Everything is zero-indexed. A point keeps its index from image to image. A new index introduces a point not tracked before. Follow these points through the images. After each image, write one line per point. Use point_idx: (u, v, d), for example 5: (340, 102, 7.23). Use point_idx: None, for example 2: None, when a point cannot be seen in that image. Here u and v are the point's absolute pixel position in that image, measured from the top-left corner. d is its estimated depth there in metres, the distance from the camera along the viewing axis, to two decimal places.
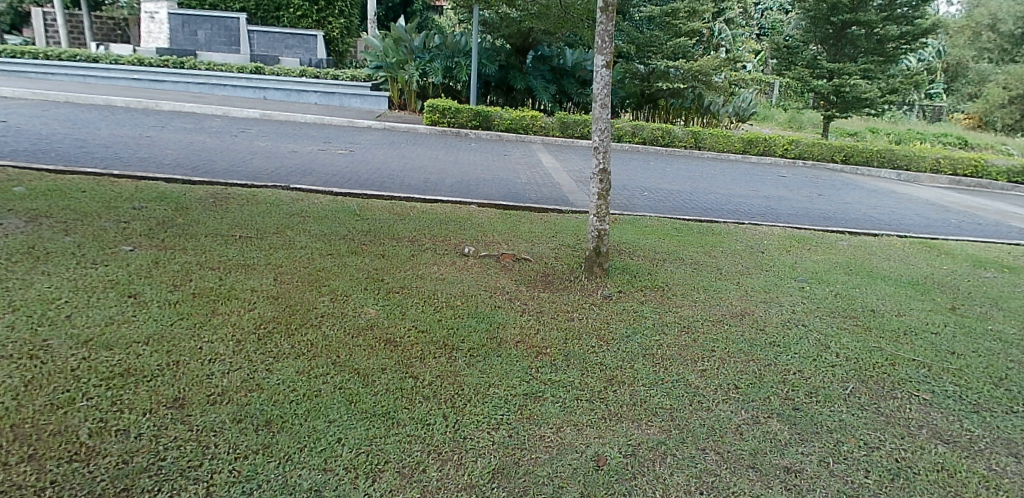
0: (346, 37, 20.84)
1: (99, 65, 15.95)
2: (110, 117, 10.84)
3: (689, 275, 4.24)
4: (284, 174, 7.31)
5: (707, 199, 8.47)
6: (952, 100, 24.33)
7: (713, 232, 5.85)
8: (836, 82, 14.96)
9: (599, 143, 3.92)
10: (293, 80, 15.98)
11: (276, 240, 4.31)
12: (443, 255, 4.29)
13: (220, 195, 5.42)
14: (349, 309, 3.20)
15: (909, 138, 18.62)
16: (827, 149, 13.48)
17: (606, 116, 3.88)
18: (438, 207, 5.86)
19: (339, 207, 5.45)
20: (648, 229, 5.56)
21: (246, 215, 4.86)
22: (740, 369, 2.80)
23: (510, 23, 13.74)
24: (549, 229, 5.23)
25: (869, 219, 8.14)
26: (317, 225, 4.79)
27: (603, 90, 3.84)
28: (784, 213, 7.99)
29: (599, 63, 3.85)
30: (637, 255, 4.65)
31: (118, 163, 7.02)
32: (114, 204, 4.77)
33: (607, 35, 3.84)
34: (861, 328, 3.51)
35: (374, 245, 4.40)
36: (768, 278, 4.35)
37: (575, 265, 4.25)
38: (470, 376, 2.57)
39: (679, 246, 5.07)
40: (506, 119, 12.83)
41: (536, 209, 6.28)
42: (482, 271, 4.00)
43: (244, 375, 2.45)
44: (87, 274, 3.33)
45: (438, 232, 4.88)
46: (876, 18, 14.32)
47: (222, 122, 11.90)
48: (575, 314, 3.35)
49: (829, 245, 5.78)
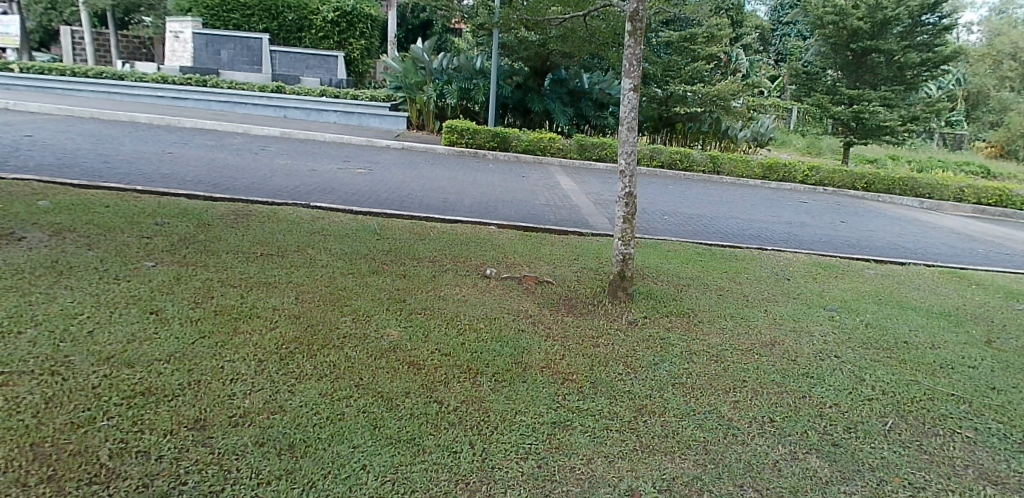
0: (366, 58, 21.13)
1: (124, 82, 16.31)
2: (134, 133, 11.01)
3: (714, 302, 4.15)
4: (304, 192, 7.36)
5: (728, 224, 8.39)
6: (972, 128, 24.25)
7: (737, 257, 5.79)
8: (856, 108, 14.92)
9: (625, 167, 3.88)
10: (314, 100, 16.22)
11: (297, 258, 4.33)
12: (463, 276, 4.25)
13: (241, 213, 5.44)
14: (371, 330, 3.16)
15: (931, 167, 18.51)
16: (847, 176, 13.41)
17: (633, 139, 3.85)
18: (458, 227, 5.85)
19: (361, 226, 5.44)
20: (670, 253, 5.49)
21: (268, 233, 4.88)
22: (774, 400, 2.69)
23: (529, 45, 13.87)
24: (571, 252, 5.19)
25: (895, 247, 8.03)
26: (338, 243, 4.81)
27: (630, 113, 3.82)
28: (806, 239, 7.92)
29: (627, 86, 3.83)
30: (661, 280, 4.58)
31: (140, 179, 7.10)
32: (136, 219, 4.81)
33: (636, 58, 3.79)
34: (896, 361, 3.39)
35: (394, 265, 4.40)
36: (796, 306, 4.27)
37: (597, 289, 4.20)
38: (496, 402, 2.50)
39: (702, 271, 5.00)
40: (523, 141, 12.94)
41: (556, 230, 6.26)
42: (505, 292, 3.96)
43: (267, 396, 2.40)
44: (110, 289, 3.33)
45: (459, 253, 4.85)
46: (898, 46, 14.39)
47: (243, 139, 12.06)
48: (600, 340, 3.28)
49: (856, 273, 5.67)
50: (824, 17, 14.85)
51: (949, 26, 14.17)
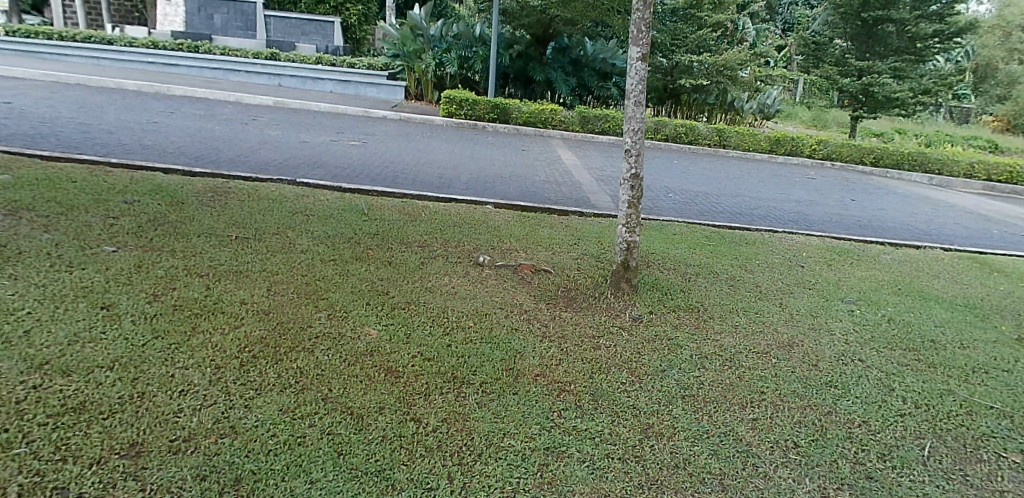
0: (363, 25, 20.51)
1: (113, 47, 15.79)
2: (120, 101, 10.60)
3: (726, 294, 3.83)
4: (292, 166, 7.00)
5: (736, 203, 8.03)
6: (980, 102, 23.80)
7: (747, 240, 5.43)
8: (865, 81, 14.51)
9: (631, 145, 3.51)
10: (309, 67, 15.68)
11: (275, 242, 4.00)
12: (453, 264, 3.92)
13: (220, 189, 5.10)
14: (347, 328, 2.85)
15: (939, 141, 18.08)
16: (857, 151, 12.99)
17: (640, 114, 3.47)
18: (452, 207, 5.50)
19: (347, 205, 5.09)
20: (677, 237, 5.16)
21: (247, 212, 4.55)
22: (797, 419, 2.38)
23: (530, 11, 13.33)
24: (571, 235, 4.85)
25: (909, 228, 7.68)
26: (322, 224, 4.48)
27: (638, 86, 3.43)
28: (817, 219, 7.57)
29: (634, 55, 3.43)
30: (668, 268, 4.25)
31: (119, 150, 6.75)
32: (104, 197, 4.47)
33: (645, 24, 3.39)
34: (926, 365, 3.07)
35: (380, 250, 4.07)
36: (812, 299, 3.94)
37: (599, 278, 3.88)
38: (481, 421, 2.20)
39: (711, 257, 4.68)
40: (524, 112, 12.50)
41: (555, 210, 5.92)
42: (498, 283, 3.63)
43: (218, 414, 2.09)
44: (59, 279, 3.00)
45: (450, 237, 4.52)
46: (910, 16, 13.82)
47: (233, 107, 11.64)
48: (601, 341, 2.96)
49: (872, 258, 5.33)
50: None
51: None
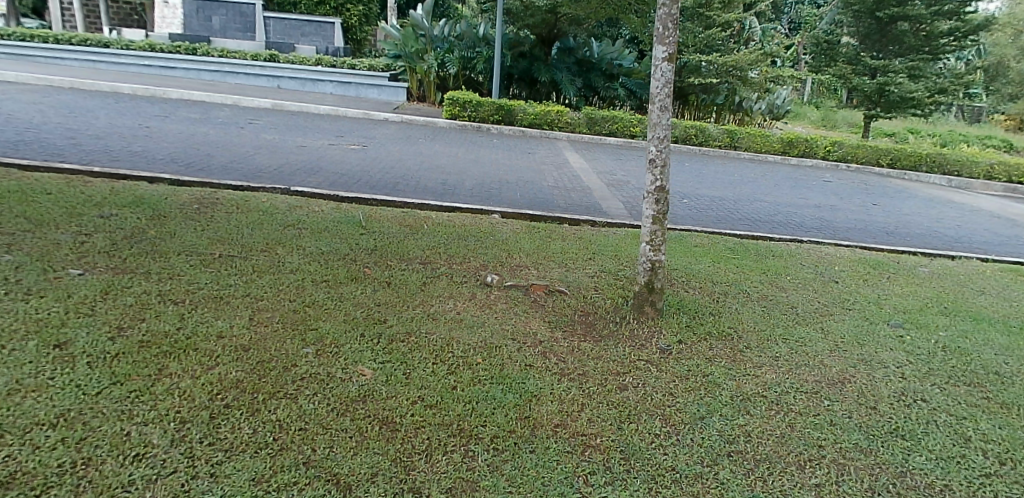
0: (364, 25, 20.14)
1: (109, 49, 15.48)
2: (112, 105, 10.27)
3: (762, 317, 3.46)
4: (288, 173, 6.65)
5: (754, 208, 7.66)
6: (992, 101, 23.30)
7: (773, 252, 5.06)
8: (880, 80, 14.09)
9: (656, 154, 3.14)
10: (309, 69, 15.35)
11: (263, 261, 3.65)
12: (458, 285, 3.56)
13: (207, 201, 4.74)
14: (338, 366, 2.49)
15: (954, 141, 17.64)
16: (872, 152, 12.59)
17: (666, 120, 3.11)
18: (456, 218, 5.14)
19: (344, 217, 4.74)
20: (698, 250, 4.79)
21: (234, 227, 4.20)
22: (866, 486, 2.03)
23: (534, 12, 12.97)
24: (585, 249, 4.49)
25: (937, 235, 7.30)
26: (315, 239, 4.13)
27: (663, 90, 3.07)
28: (840, 226, 7.19)
29: (659, 56, 3.06)
30: (694, 287, 3.88)
31: (105, 158, 6.41)
32: (78, 211, 4.12)
33: (672, 20, 3.01)
34: (998, 406, 2.70)
35: (378, 269, 3.71)
36: (855, 322, 3.57)
37: (619, 299, 3.52)
38: (493, 492, 1.85)
39: (738, 272, 4.31)
40: (529, 114, 12.11)
41: (566, 219, 5.56)
42: (508, 308, 3.27)
43: (177, 489, 1.76)
44: (11, 311, 2.66)
45: (455, 252, 4.16)
46: (927, 13, 13.37)
47: (230, 111, 11.31)
48: (627, 380, 2.60)
49: (908, 272, 4.95)
50: None
51: None
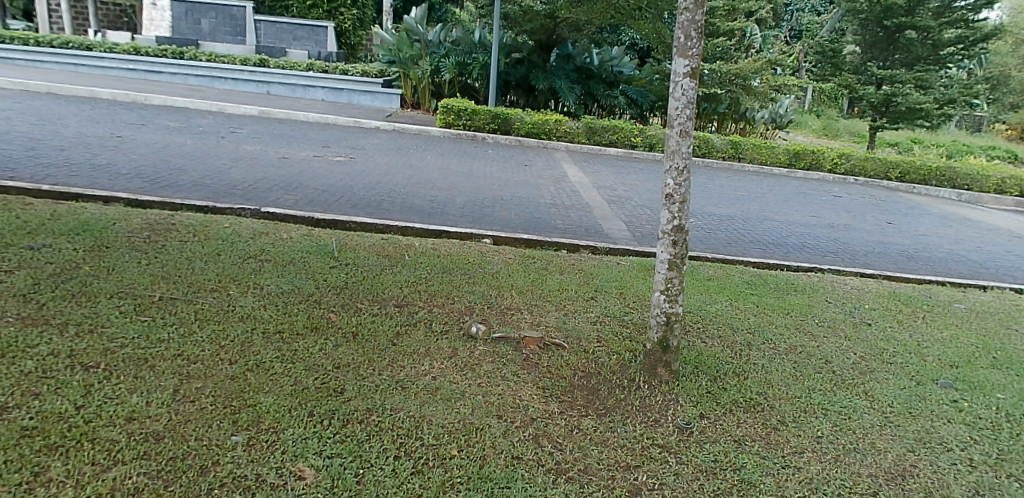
0: (358, 30, 19.67)
1: (93, 52, 14.97)
2: (87, 112, 9.75)
3: (795, 378, 2.94)
4: (263, 189, 6.13)
5: (766, 229, 7.15)
6: (993, 110, 22.90)
7: (793, 285, 4.54)
8: (887, 91, 13.62)
9: (673, 189, 2.64)
10: (299, 74, 14.85)
11: (208, 305, 3.11)
12: (437, 336, 3.03)
13: (159, 226, 4.21)
14: (272, 465, 1.97)
15: (959, 151, 17.20)
16: (881, 165, 12.09)
17: (687, 148, 2.60)
18: (442, 245, 4.63)
19: (315, 245, 4.22)
20: (710, 284, 4.28)
21: (185, 259, 3.68)
22: None
23: (534, 16, 12.58)
24: (586, 284, 3.98)
25: (962, 260, 6.80)
26: (277, 276, 3.60)
27: (685, 111, 2.55)
28: (859, 249, 6.68)
29: (680, 71, 2.55)
30: (713, 336, 3.35)
31: (62, 172, 5.88)
32: (5, 241, 3.60)
33: (695, 28, 2.50)
34: None
35: (344, 316, 3.17)
36: (902, 382, 3.04)
37: (627, 355, 3.00)
38: None
39: (758, 314, 3.80)
40: (526, 123, 11.59)
41: (564, 243, 5.04)
42: (496, 370, 2.74)
43: None
44: None
45: (438, 290, 3.64)
46: (935, 24, 12.93)
47: (212, 118, 10.79)
48: (639, 480, 2.08)
49: (942, 308, 4.44)
50: None
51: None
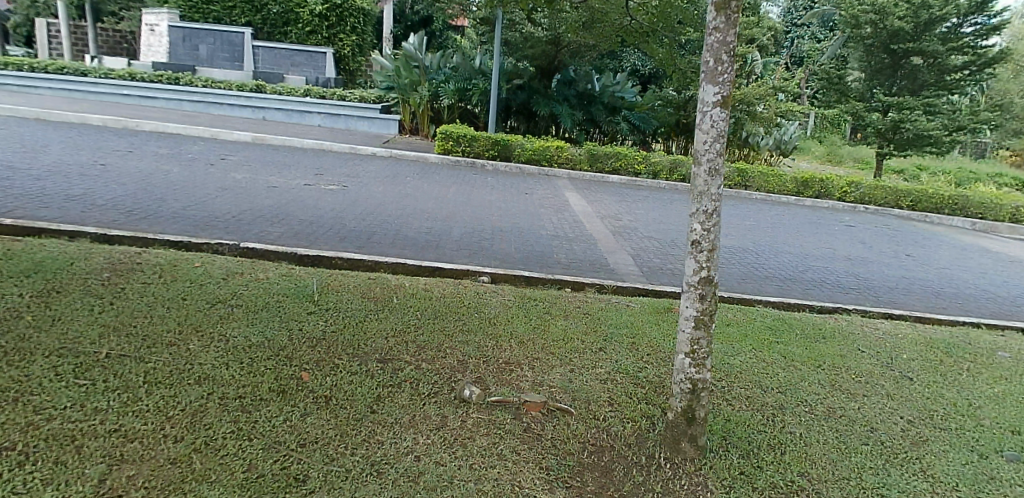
0: (358, 56, 19.53)
1: (87, 78, 14.76)
2: (73, 138, 9.43)
3: (842, 453, 2.52)
4: (247, 221, 5.76)
5: (780, 263, 6.76)
6: (998, 136, 22.71)
7: (819, 331, 4.13)
8: (895, 117, 13.31)
9: (699, 235, 2.26)
10: (296, 100, 14.62)
11: (161, 364, 2.70)
12: (425, 400, 2.62)
13: (122, 267, 3.82)
14: None
15: (966, 179, 16.91)
16: (892, 193, 11.75)
17: (716, 189, 2.23)
18: (435, 284, 4.24)
19: (295, 287, 3.83)
20: (729, 330, 3.87)
21: (144, 305, 3.28)
22: None
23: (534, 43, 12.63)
24: (594, 332, 3.57)
25: (989, 295, 6.41)
26: (246, 325, 3.19)
27: (714, 146, 2.18)
28: (881, 285, 6.29)
29: (708, 99, 2.18)
30: (741, 396, 2.94)
31: (32, 204, 5.51)
32: None
33: (727, 50, 2.14)
34: None
35: (318, 374, 2.76)
36: (963, 455, 2.63)
37: (644, 423, 2.59)
38: None
39: (786, 367, 3.38)
40: (527, 149, 11.28)
41: (568, 281, 4.65)
42: (491, 446, 2.33)
43: None
44: None
45: (427, 341, 3.23)
46: (942, 48, 12.72)
47: (204, 144, 10.48)
48: None
49: (983, 357, 4.03)
50: (862, 15, 13.20)
51: (998, 26, 12.55)
